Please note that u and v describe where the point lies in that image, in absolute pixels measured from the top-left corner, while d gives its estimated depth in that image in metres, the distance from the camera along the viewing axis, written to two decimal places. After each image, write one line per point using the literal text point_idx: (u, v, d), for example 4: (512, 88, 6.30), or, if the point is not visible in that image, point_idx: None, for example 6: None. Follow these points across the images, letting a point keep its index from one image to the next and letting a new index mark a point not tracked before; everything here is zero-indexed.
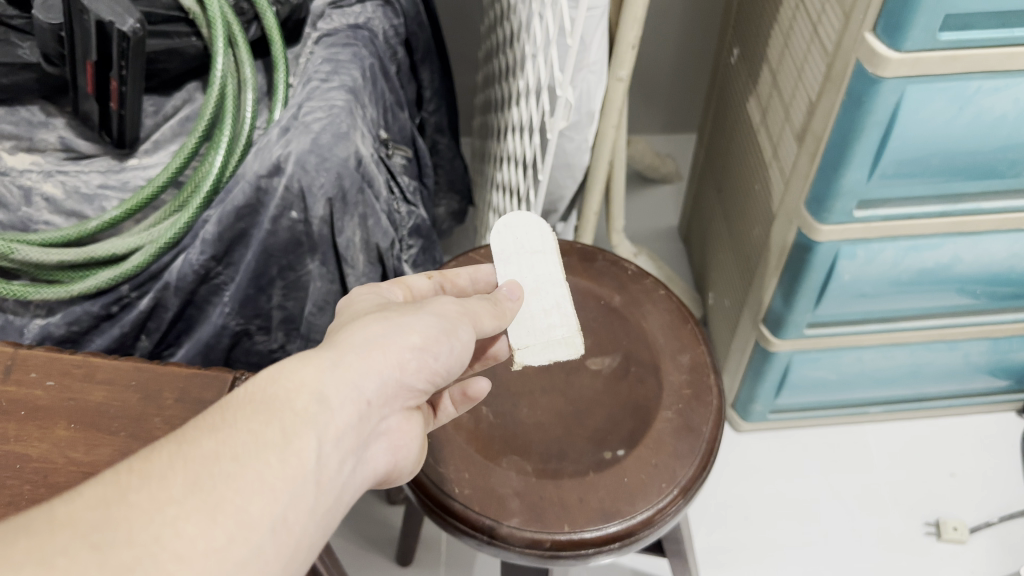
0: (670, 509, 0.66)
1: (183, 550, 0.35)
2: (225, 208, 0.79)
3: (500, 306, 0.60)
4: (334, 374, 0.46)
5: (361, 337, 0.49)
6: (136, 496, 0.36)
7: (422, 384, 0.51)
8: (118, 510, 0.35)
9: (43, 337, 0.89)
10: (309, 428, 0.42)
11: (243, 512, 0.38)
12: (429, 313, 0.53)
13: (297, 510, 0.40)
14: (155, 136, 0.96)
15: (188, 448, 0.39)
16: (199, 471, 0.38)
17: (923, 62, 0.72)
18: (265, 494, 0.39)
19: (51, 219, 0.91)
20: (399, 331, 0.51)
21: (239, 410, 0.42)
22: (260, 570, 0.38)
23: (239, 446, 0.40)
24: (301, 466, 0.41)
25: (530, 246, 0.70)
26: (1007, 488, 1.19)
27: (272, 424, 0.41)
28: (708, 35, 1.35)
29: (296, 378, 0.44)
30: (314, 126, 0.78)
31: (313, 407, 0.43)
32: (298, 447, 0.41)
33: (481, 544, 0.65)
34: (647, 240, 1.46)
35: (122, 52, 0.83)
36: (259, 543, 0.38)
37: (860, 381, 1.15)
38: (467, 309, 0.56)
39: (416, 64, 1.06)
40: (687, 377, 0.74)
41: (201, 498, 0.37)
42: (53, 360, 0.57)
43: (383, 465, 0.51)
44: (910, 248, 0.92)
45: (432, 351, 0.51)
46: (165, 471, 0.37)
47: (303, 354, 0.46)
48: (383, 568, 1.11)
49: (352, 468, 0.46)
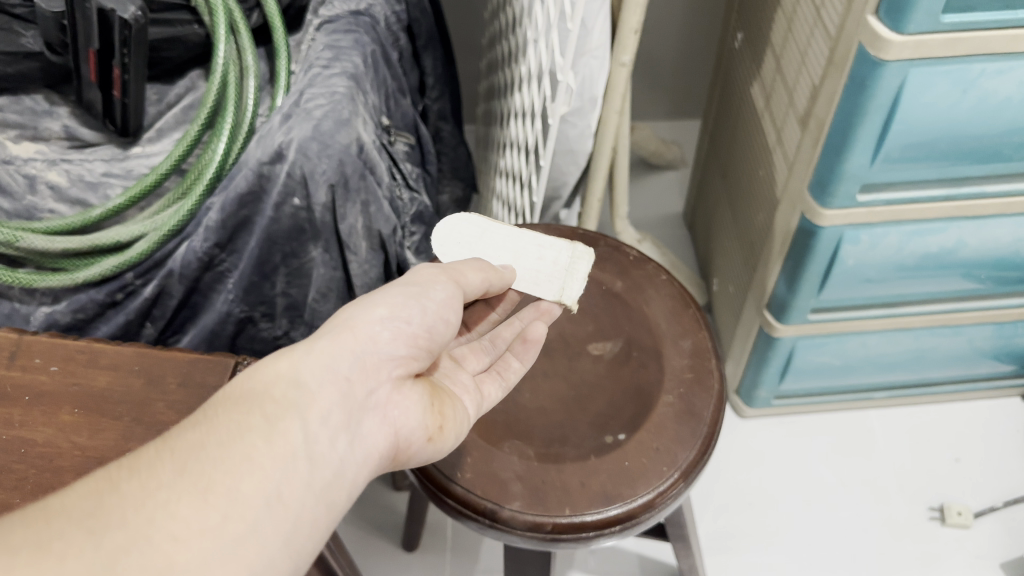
0: (671, 492, 0.66)
1: (178, 530, 0.38)
2: (229, 195, 0.79)
3: (484, 263, 0.61)
4: (309, 360, 0.48)
5: (330, 324, 0.51)
6: (128, 486, 0.39)
7: (405, 349, 0.52)
8: (111, 499, 0.38)
9: (48, 324, 0.90)
10: (293, 412, 0.45)
11: (233, 492, 0.40)
12: (397, 285, 0.55)
13: (290, 486, 0.42)
14: (158, 123, 0.97)
15: (176, 440, 0.42)
16: (187, 458, 0.41)
17: (925, 45, 0.72)
18: (256, 474, 0.42)
19: (55, 208, 0.91)
20: (366, 307, 0.52)
21: (222, 405, 0.45)
22: (259, 544, 0.40)
23: (224, 434, 0.42)
24: (288, 445, 0.43)
25: (473, 230, 0.71)
26: (1012, 472, 1.19)
27: (253, 412, 0.44)
28: (712, 20, 1.35)
29: (271, 371, 0.47)
30: (315, 113, 0.78)
31: (292, 393, 0.46)
32: (282, 429, 0.44)
33: (483, 527, 0.66)
34: (652, 226, 1.45)
35: (124, 39, 0.83)
36: (254, 519, 0.40)
37: (864, 366, 1.15)
38: (448, 269, 0.58)
39: (418, 51, 1.06)
40: (689, 362, 0.74)
41: (192, 481, 0.40)
42: (57, 346, 0.58)
43: (384, 440, 0.49)
44: (914, 233, 0.92)
45: (404, 316, 0.52)
46: (154, 462, 0.40)
47: (278, 352, 0.49)
48: (388, 553, 1.11)
49: (349, 444, 0.47)
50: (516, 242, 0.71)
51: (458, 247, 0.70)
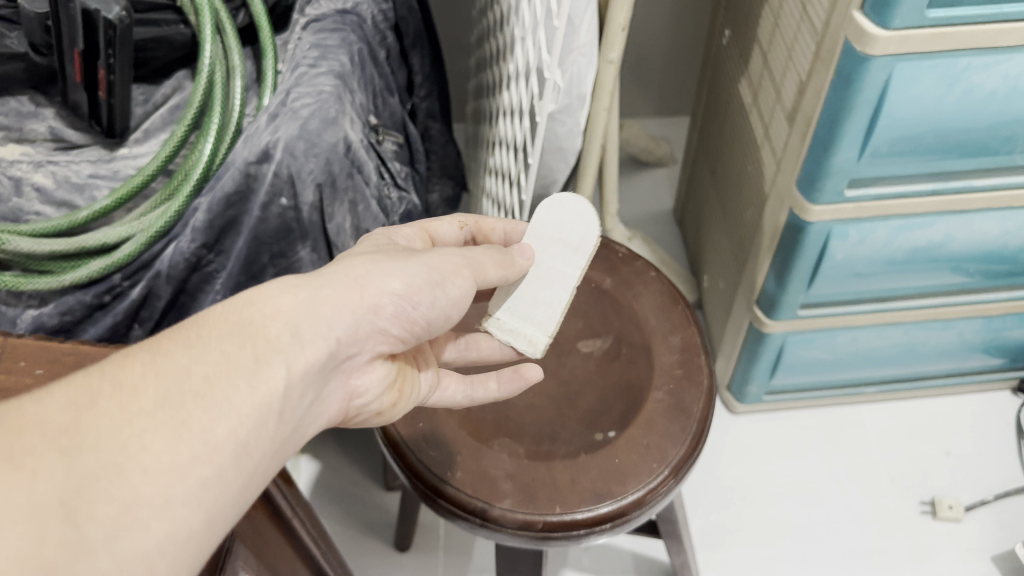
0: (662, 488, 0.66)
1: (150, 463, 0.37)
2: (215, 196, 0.79)
3: (505, 258, 0.62)
4: (311, 308, 0.47)
5: (342, 276, 0.50)
6: (108, 405, 0.38)
7: (397, 330, 0.52)
8: (88, 417, 0.37)
9: (35, 327, 0.89)
10: (281, 358, 0.44)
11: (209, 433, 0.39)
12: (419, 261, 0.54)
13: (260, 438, 0.42)
14: (145, 124, 0.96)
15: (161, 362, 0.41)
16: (170, 385, 0.40)
17: (911, 40, 0.72)
18: (233, 419, 0.41)
19: (42, 210, 0.91)
20: (383, 274, 0.51)
21: (213, 330, 0.43)
22: (222, 490, 0.39)
23: (211, 367, 0.41)
24: (269, 393, 0.43)
25: (568, 225, 0.69)
26: (1002, 465, 1.19)
27: (244, 348, 0.43)
28: (700, 17, 1.35)
29: (272, 306, 0.46)
30: (302, 112, 0.77)
31: (285, 338, 0.45)
32: (267, 374, 0.43)
33: (474, 526, 0.66)
34: (642, 224, 1.45)
35: (109, 40, 0.83)
36: (222, 464, 0.40)
37: (855, 361, 1.15)
38: (471, 260, 0.57)
39: (406, 49, 1.05)
40: (679, 358, 0.74)
41: (171, 414, 0.39)
42: (42, 349, 0.57)
43: (339, 403, 0.52)
44: (902, 227, 0.92)
45: (413, 300, 0.52)
46: (138, 382, 0.39)
47: (283, 283, 0.48)
48: (381, 553, 1.11)
49: (312, 402, 0.47)
50: (562, 263, 0.68)
51: (549, 220, 0.69)
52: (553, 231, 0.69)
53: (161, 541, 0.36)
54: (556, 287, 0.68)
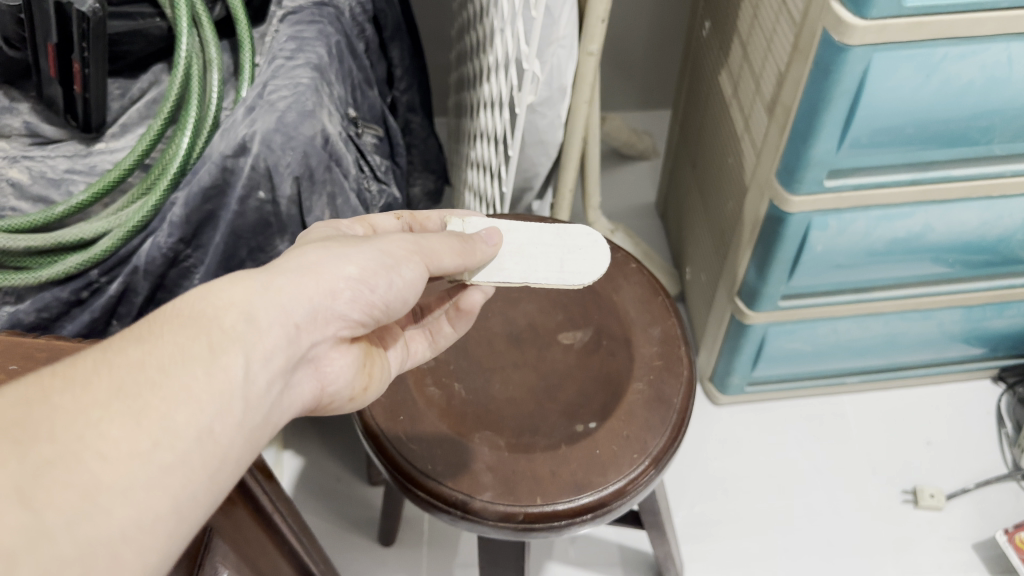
0: (642, 479, 0.66)
1: (108, 451, 0.36)
2: (192, 189, 0.78)
3: (463, 245, 0.59)
4: (265, 298, 0.45)
5: (297, 262, 0.48)
6: (60, 399, 0.36)
7: (355, 314, 0.50)
8: (40, 410, 0.36)
9: (12, 323, 0.87)
10: (239, 345, 0.42)
11: (168, 419, 0.38)
12: (372, 246, 0.52)
13: (223, 422, 0.40)
14: (122, 119, 0.95)
15: (114, 358, 0.39)
16: (124, 377, 0.38)
17: (888, 30, 0.72)
18: (193, 406, 0.39)
19: (17, 206, 0.90)
20: (336, 261, 0.50)
21: (166, 323, 0.41)
22: (186, 477, 0.38)
23: (166, 357, 0.40)
24: (228, 380, 0.41)
25: (578, 254, 0.67)
26: (982, 454, 1.20)
27: (199, 337, 0.41)
28: (680, 9, 1.35)
29: (225, 297, 0.44)
30: (278, 104, 0.77)
31: (241, 326, 0.43)
32: (225, 361, 0.41)
33: (455, 518, 0.65)
34: (624, 217, 1.45)
35: (83, 33, 0.82)
36: (185, 450, 0.38)
37: (836, 351, 1.15)
38: (422, 246, 0.55)
39: (386, 42, 1.05)
40: (659, 349, 0.74)
41: (127, 403, 0.37)
42: (16, 345, 0.57)
43: (310, 392, 0.50)
44: (881, 217, 0.92)
45: (370, 283, 0.50)
46: (90, 376, 0.38)
47: (233, 276, 0.46)
48: (365, 548, 1.11)
49: (282, 391, 0.46)
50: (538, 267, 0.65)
51: (558, 242, 0.67)
52: (567, 243, 0.67)
53: (125, 526, 0.35)
54: (514, 263, 0.65)
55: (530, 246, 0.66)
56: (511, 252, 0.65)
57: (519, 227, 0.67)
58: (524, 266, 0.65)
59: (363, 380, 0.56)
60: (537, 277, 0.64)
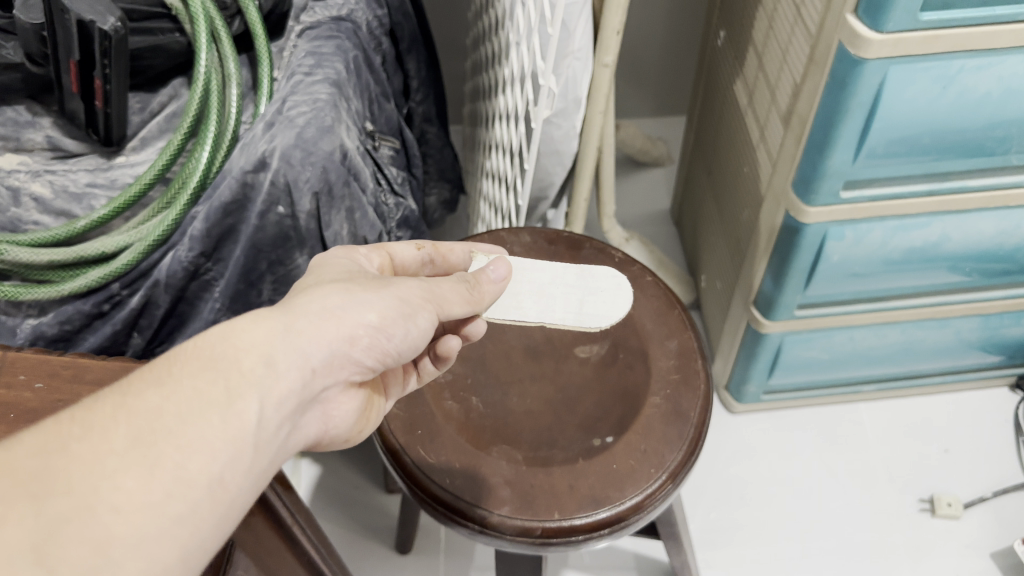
0: (659, 493, 0.67)
1: (120, 503, 0.35)
2: (213, 205, 0.79)
3: (473, 292, 0.59)
4: (286, 340, 0.44)
5: (317, 306, 0.47)
6: (78, 447, 0.36)
7: (369, 361, 0.50)
8: (58, 460, 0.36)
9: (35, 336, 0.89)
10: (255, 390, 0.42)
11: (181, 469, 0.37)
12: (391, 292, 0.51)
13: (234, 469, 0.40)
14: (142, 132, 0.96)
15: (132, 401, 0.39)
16: (141, 425, 0.38)
17: (904, 43, 0.72)
18: (206, 453, 0.39)
19: (39, 219, 0.91)
20: (357, 306, 0.49)
21: (184, 365, 0.41)
22: (195, 526, 0.37)
23: (182, 402, 0.39)
24: (243, 426, 0.40)
25: (597, 298, 0.73)
26: (999, 462, 1.20)
27: (216, 382, 0.41)
28: (694, 17, 1.35)
29: (246, 340, 0.43)
30: (298, 120, 0.78)
31: (260, 368, 0.42)
32: (240, 407, 0.41)
33: (473, 532, 0.66)
34: (639, 224, 1.45)
35: (104, 51, 0.83)
36: (196, 500, 0.37)
37: (852, 360, 1.15)
38: (436, 295, 0.55)
39: (402, 54, 1.05)
40: (675, 363, 0.75)
41: (142, 452, 0.37)
42: (42, 362, 0.57)
43: (314, 432, 0.50)
44: (898, 228, 0.92)
45: (388, 332, 0.50)
46: (108, 422, 0.38)
47: (255, 313, 0.45)
48: (382, 556, 1.12)
49: (290, 432, 0.45)
50: (559, 309, 0.71)
51: (578, 284, 0.73)
52: (587, 286, 0.74)
53: None
54: (536, 305, 0.70)
55: (552, 286, 0.72)
56: (531, 294, 0.70)
57: (541, 268, 0.73)
58: (544, 308, 0.70)
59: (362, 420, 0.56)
60: (554, 319, 0.70)
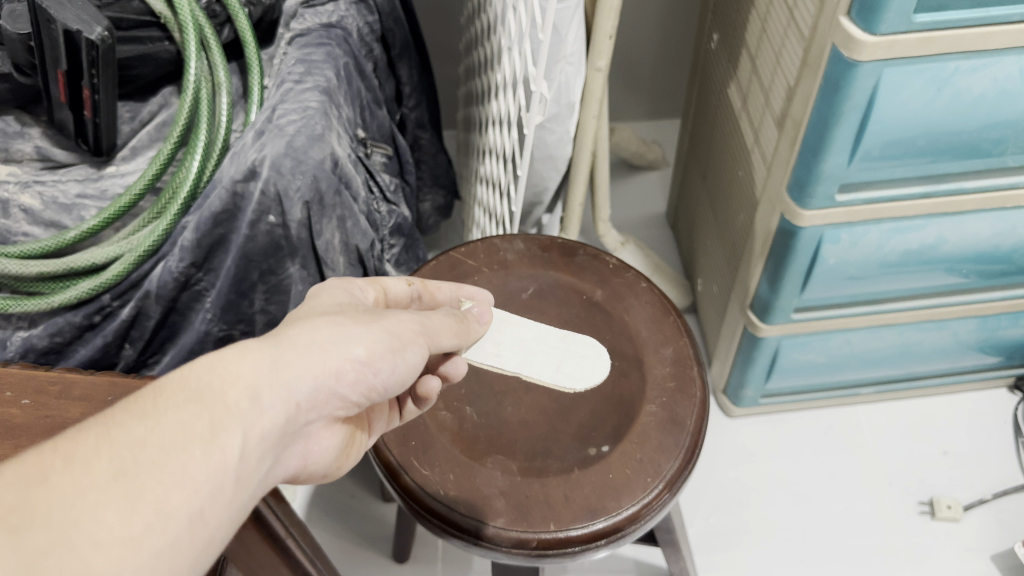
0: (657, 503, 0.66)
1: (100, 537, 0.34)
2: (202, 214, 0.79)
3: (461, 326, 0.59)
4: (273, 372, 0.43)
5: (305, 338, 0.46)
6: (58, 479, 0.35)
7: (354, 396, 0.48)
8: (37, 493, 0.34)
9: (26, 349, 0.88)
10: (239, 423, 0.40)
11: (162, 503, 0.36)
12: (380, 326, 0.50)
13: (216, 504, 0.38)
14: (132, 142, 0.95)
15: (115, 433, 0.37)
16: (124, 457, 0.36)
17: (897, 46, 0.72)
18: (187, 488, 0.37)
19: (29, 231, 0.90)
20: (346, 340, 0.48)
21: (170, 395, 0.39)
22: (172, 563, 0.36)
23: (167, 434, 0.38)
24: (225, 461, 0.39)
25: (576, 359, 0.73)
26: (999, 463, 1.19)
27: (202, 414, 0.39)
28: (688, 20, 1.35)
29: (233, 371, 0.42)
30: (288, 129, 0.77)
31: (245, 402, 0.41)
32: (224, 441, 0.39)
33: (468, 545, 0.65)
34: (635, 227, 1.45)
35: (92, 61, 0.82)
36: (176, 535, 0.36)
37: (850, 363, 1.15)
38: (427, 328, 0.54)
39: (393, 60, 1.05)
40: (671, 370, 0.74)
41: (123, 485, 0.35)
42: (29, 378, 0.57)
43: (293, 469, 0.49)
44: (894, 231, 0.92)
45: (375, 367, 0.48)
46: (90, 454, 0.36)
47: (244, 344, 0.44)
48: (380, 565, 1.11)
49: (270, 467, 0.43)
50: (534, 363, 0.71)
51: (557, 342, 0.73)
52: (569, 349, 0.73)
53: None
54: (510, 355, 0.71)
55: (532, 341, 0.72)
56: (512, 344, 0.71)
57: (527, 322, 0.73)
58: (520, 358, 0.71)
59: (345, 456, 0.55)
60: (528, 371, 0.70)
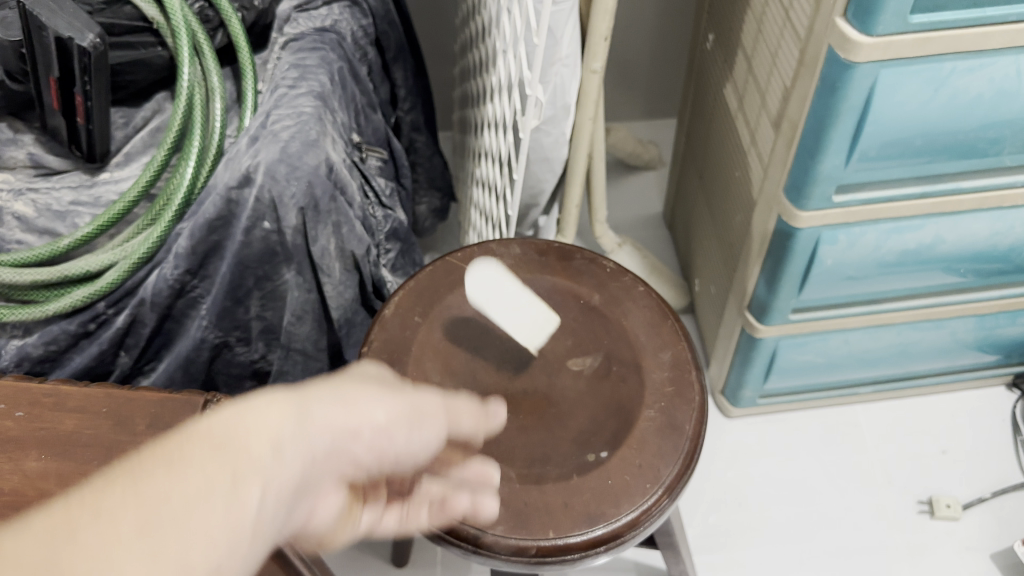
0: (656, 509, 0.66)
1: None
2: (197, 220, 0.78)
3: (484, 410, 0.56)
4: (293, 429, 0.43)
5: (329, 397, 0.46)
6: (84, 535, 0.35)
7: (371, 465, 0.48)
8: (64, 548, 0.34)
9: (21, 358, 0.87)
10: (259, 480, 0.40)
11: (180, 563, 0.36)
12: (405, 397, 0.50)
13: (231, 565, 0.38)
14: (126, 148, 0.94)
15: (140, 481, 0.37)
16: (147, 513, 0.36)
17: (894, 46, 0.71)
18: (203, 544, 0.37)
19: (23, 239, 0.90)
20: (365, 405, 0.47)
21: (196, 445, 0.40)
22: None
23: (189, 488, 0.38)
24: (242, 520, 0.39)
25: (494, 278, 0.76)
26: (998, 462, 1.19)
27: (223, 468, 0.39)
28: (684, 20, 1.34)
29: (255, 425, 0.42)
30: (282, 135, 0.77)
31: (264, 457, 0.41)
32: (243, 497, 0.39)
33: (467, 552, 0.65)
34: (631, 228, 1.45)
35: (84, 67, 0.81)
36: None
37: (847, 362, 1.14)
38: (451, 408, 0.52)
39: (388, 63, 1.04)
40: (669, 374, 0.74)
41: (145, 547, 0.36)
42: (20, 391, 0.56)
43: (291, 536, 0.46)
44: (891, 231, 0.92)
45: (394, 435, 0.48)
46: (114, 509, 0.36)
47: (269, 395, 0.44)
48: (378, 569, 1.11)
49: (280, 527, 0.42)
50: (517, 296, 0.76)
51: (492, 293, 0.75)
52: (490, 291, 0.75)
53: None
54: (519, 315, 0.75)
55: (507, 314, 0.75)
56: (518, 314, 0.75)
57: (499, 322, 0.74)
58: (522, 309, 0.75)
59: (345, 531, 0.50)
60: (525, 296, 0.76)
